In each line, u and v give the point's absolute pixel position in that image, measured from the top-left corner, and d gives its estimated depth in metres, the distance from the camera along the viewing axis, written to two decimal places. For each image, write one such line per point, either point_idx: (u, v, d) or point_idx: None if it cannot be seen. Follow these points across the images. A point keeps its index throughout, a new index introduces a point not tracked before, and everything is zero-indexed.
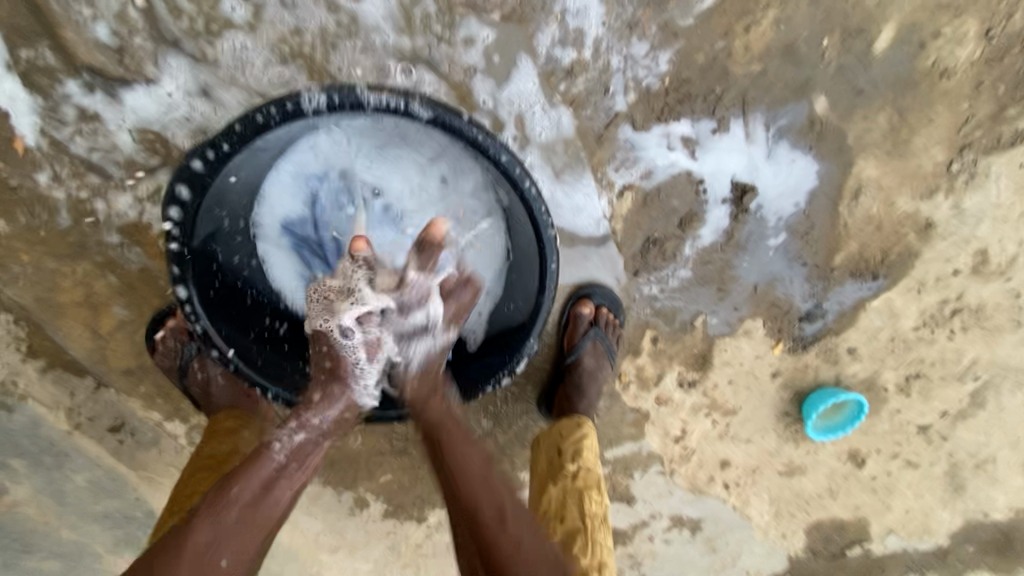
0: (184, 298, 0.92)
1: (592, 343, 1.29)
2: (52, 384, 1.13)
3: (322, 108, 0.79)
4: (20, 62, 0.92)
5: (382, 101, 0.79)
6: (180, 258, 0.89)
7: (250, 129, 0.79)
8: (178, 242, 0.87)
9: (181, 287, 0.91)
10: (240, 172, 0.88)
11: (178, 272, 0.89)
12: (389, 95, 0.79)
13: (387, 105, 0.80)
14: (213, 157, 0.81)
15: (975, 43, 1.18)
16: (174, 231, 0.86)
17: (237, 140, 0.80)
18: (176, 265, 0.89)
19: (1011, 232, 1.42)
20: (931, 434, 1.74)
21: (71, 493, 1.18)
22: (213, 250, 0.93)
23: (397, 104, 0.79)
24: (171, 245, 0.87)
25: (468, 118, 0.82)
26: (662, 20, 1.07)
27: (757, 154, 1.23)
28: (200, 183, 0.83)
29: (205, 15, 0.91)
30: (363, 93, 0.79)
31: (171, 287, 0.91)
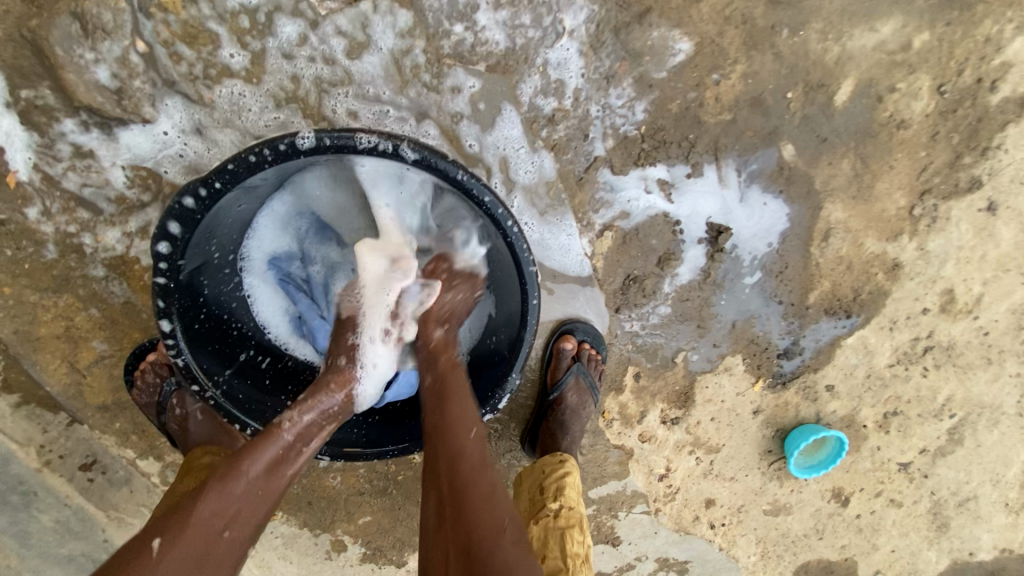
0: (168, 331, 0.90)
1: (575, 380, 1.30)
2: (25, 420, 1.11)
3: (314, 149, 0.80)
4: (18, 101, 0.94)
5: (371, 144, 0.81)
6: (166, 291, 0.87)
7: (243, 167, 0.80)
8: (164, 275, 0.85)
9: (166, 321, 0.89)
10: (229, 209, 0.89)
11: (163, 305, 0.88)
12: (378, 138, 0.81)
13: (376, 147, 0.82)
14: (203, 193, 0.80)
15: (929, 97, 1.26)
16: (161, 265, 0.84)
17: (230, 178, 0.81)
18: (161, 299, 0.87)
19: (975, 273, 1.49)
20: (912, 471, 1.76)
21: (36, 535, 1.12)
22: (200, 284, 0.92)
23: (387, 146, 0.82)
24: (158, 279, 0.86)
25: (455, 161, 0.84)
26: (637, 73, 1.13)
27: (730, 197, 1.29)
28: (190, 219, 0.82)
29: (202, 61, 0.94)
30: (356, 135, 0.81)
31: (155, 320, 0.89)
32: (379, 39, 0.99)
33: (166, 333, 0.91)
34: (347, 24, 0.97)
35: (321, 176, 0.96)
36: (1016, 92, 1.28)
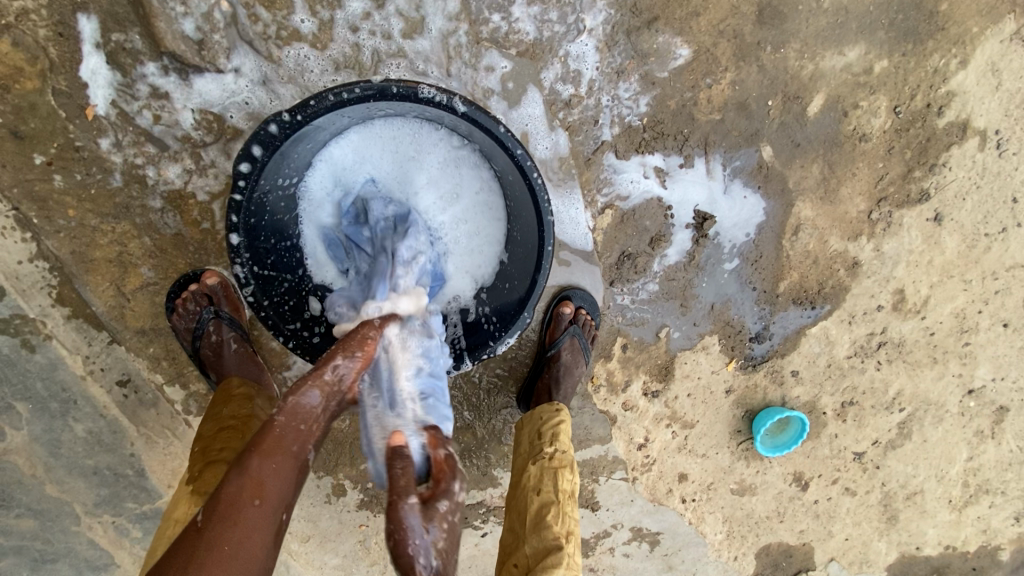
0: (235, 243, 1.03)
1: (570, 339, 1.45)
2: (75, 332, 1.20)
3: (381, 96, 0.94)
4: (108, 43, 1.07)
5: (429, 97, 0.96)
6: (239, 207, 0.99)
7: (321, 105, 0.94)
8: (241, 193, 0.98)
9: (236, 234, 1.01)
10: (296, 147, 1.01)
11: (236, 220, 1.00)
12: (435, 91, 0.96)
13: (432, 99, 0.96)
14: (285, 123, 0.93)
15: (886, 116, 1.48)
16: (239, 183, 0.97)
17: (308, 114, 0.94)
18: (235, 213, 0.99)
19: (923, 276, 1.69)
20: (866, 461, 1.93)
21: (67, 444, 1.22)
22: (265, 207, 1.05)
23: (442, 99, 0.96)
24: (234, 195, 0.98)
25: (496, 119, 0.99)
26: (643, 71, 1.31)
27: (716, 188, 1.47)
28: (270, 145, 0.95)
29: (277, 23, 1.09)
30: (418, 87, 0.95)
31: (225, 233, 1.02)
32: (430, 19, 1.16)
33: (233, 245, 1.03)
34: (404, 4, 1.13)
35: (372, 127, 1.12)
36: (958, 118, 1.50)
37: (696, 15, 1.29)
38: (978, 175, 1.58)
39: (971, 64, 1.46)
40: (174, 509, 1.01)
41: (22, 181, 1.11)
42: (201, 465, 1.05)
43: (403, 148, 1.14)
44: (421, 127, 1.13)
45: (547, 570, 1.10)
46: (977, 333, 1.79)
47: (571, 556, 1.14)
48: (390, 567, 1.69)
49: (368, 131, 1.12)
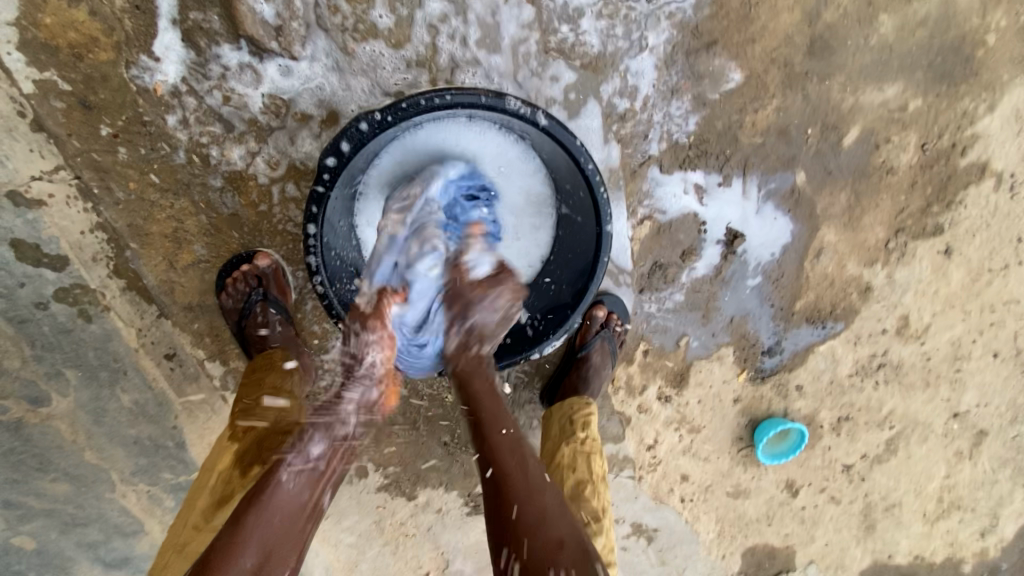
0: (312, 233, 1.07)
1: (600, 343, 1.51)
2: (127, 305, 1.21)
3: (471, 103, 1.01)
4: (185, 20, 1.07)
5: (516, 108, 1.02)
6: (320, 198, 1.04)
7: (412, 108, 0.99)
8: (325, 185, 1.03)
9: (313, 224, 1.06)
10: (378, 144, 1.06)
11: (314, 210, 1.05)
12: (523, 104, 1.02)
13: (518, 111, 1.02)
14: (376, 122, 0.99)
15: (914, 151, 1.54)
16: (325, 175, 1.02)
17: (399, 114, 0.99)
18: (316, 204, 1.04)
19: (927, 304, 1.78)
20: (853, 473, 2.04)
21: (111, 413, 1.24)
22: (340, 197, 1.08)
23: (527, 112, 1.03)
24: (318, 187, 1.03)
25: (573, 133, 1.06)
26: (696, 91, 1.35)
27: (749, 208, 1.53)
28: (359, 141, 1.01)
29: (355, 16, 1.11)
30: (510, 100, 1.01)
31: (303, 223, 1.06)
32: (504, 25, 1.18)
33: (309, 234, 1.07)
34: (481, 10, 1.16)
35: (440, 127, 1.11)
36: (978, 159, 1.58)
37: (752, 41, 1.33)
38: (989, 214, 1.66)
39: (998, 109, 1.53)
40: (217, 461, 1.08)
41: (86, 151, 1.12)
42: (244, 428, 1.11)
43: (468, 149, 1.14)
44: (488, 131, 1.13)
45: (591, 538, 1.20)
46: (968, 360, 1.90)
47: (607, 528, 1.24)
48: (402, 548, 1.74)
49: (437, 131, 1.11)
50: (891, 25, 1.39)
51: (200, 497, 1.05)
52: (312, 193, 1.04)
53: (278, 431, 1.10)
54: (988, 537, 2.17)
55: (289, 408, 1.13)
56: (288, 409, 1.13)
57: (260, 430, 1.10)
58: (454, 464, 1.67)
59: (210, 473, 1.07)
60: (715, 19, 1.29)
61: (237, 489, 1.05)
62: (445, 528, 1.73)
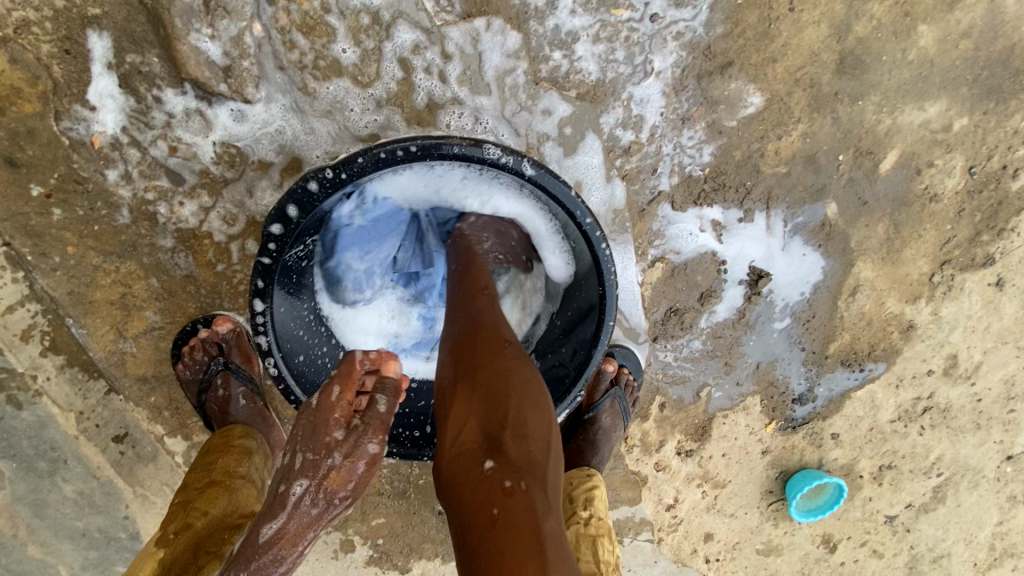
0: (260, 310, 0.92)
1: (611, 402, 1.34)
2: (69, 383, 1.07)
3: (441, 154, 0.84)
4: (121, 64, 0.94)
5: (497, 157, 0.85)
6: (266, 271, 0.89)
7: (371, 164, 0.83)
8: (271, 257, 0.87)
9: (260, 300, 0.91)
10: (335, 202, 0.91)
11: (261, 285, 0.90)
12: (505, 153, 0.85)
13: (500, 161, 0.86)
14: (328, 181, 0.83)
15: (960, 176, 1.36)
16: (269, 245, 0.86)
17: (356, 170, 0.83)
18: (262, 278, 0.89)
19: (978, 341, 1.58)
20: (897, 524, 1.82)
21: (54, 504, 1.09)
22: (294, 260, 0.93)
23: (510, 161, 0.85)
24: (262, 259, 0.87)
25: (566, 182, 0.89)
26: (710, 119, 1.19)
27: (774, 244, 1.36)
28: (308, 204, 0.85)
29: (315, 52, 0.97)
30: (492, 149, 0.84)
31: (249, 298, 0.92)
32: (487, 56, 1.04)
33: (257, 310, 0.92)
34: (460, 40, 1.02)
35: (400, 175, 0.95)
36: None
37: (773, 60, 1.17)
38: None
39: None
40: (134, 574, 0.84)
41: (16, 214, 0.99)
42: (176, 528, 0.89)
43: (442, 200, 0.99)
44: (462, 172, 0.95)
45: None
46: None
47: None
48: None
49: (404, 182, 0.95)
50: (930, 38, 1.22)
51: None
52: (257, 265, 0.89)
53: (220, 530, 0.91)
54: None
55: (238, 500, 0.95)
56: (238, 501, 0.95)
57: (197, 531, 0.89)
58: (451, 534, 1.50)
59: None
60: (730, 38, 1.13)
61: None
62: None
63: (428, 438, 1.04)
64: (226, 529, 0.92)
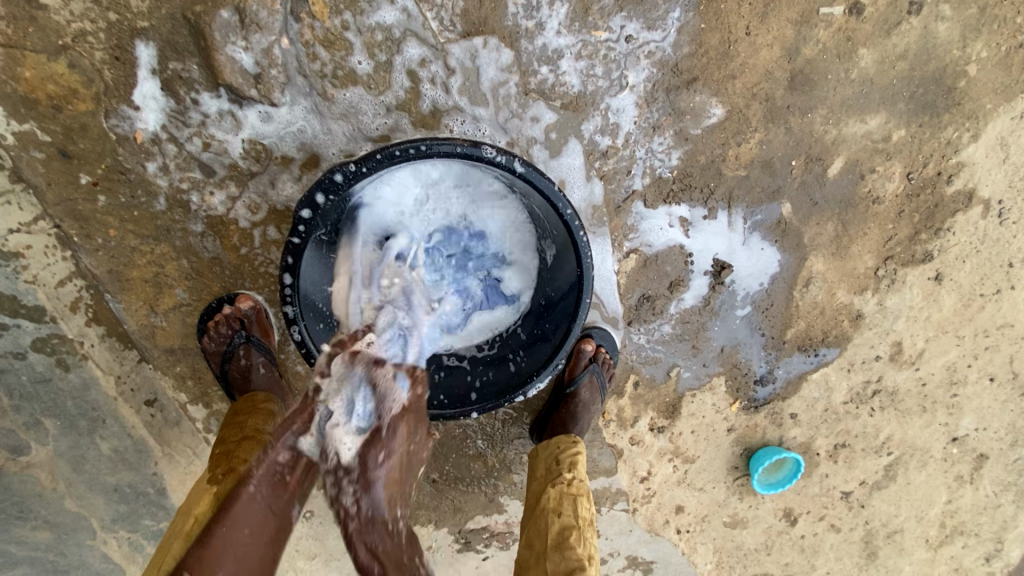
0: (289, 282, 1.07)
1: (589, 378, 1.50)
2: (108, 351, 1.21)
3: (446, 153, 1.00)
4: (164, 70, 1.07)
5: (494, 157, 1.01)
6: (296, 249, 1.05)
7: (386, 159, 0.99)
8: (300, 236, 1.03)
9: (290, 274, 1.07)
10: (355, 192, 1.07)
11: (291, 261, 1.05)
12: (500, 153, 1.01)
13: (496, 160, 1.02)
14: (350, 174, 0.98)
15: (899, 181, 1.54)
16: (300, 227, 1.02)
17: (374, 165, 0.99)
18: (292, 254, 1.04)
19: (920, 330, 1.75)
20: (852, 500, 1.99)
21: (91, 461, 1.24)
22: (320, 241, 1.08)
23: (503, 160, 1.01)
24: (294, 238, 1.03)
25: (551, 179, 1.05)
26: (678, 127, 1.35)
27: (736, 239, 1.53)
28: (333, 192, 1.01)
29: (334, 63, 1.11)
30: (488, 150, 1.00)
31: (279, 273, 1.07)
32: (483, 69, 1.19)
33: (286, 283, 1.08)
34: (460, 55, 1.17)
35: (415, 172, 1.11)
36: (965, 187, 1.57)
37: (733, 77, 1.33)
38: (978, 241, 1.64)
39: (982, 138, 1.51)
40: (195, 504, 1.00)
41: (65, 200, 1.12)
42: (224, 471, 1.05)
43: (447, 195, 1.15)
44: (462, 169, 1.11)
45: None
46: (965, 385, 1.85)
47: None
48: None
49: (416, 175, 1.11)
50: (871, 59, 1.39)
51: (169, 548, 0.96)
52: (288, 243, 1.04)
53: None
54: (992, 562, 2.09)
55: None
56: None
57: (238, 475, 1.04)
58: (444, 501, 1.65)
59: (184, 519, 1.00)
60: (695, 57, 1.30)
61: (210, 537, 0.94)
62: (436, 565, 1.70)
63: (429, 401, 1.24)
64: None
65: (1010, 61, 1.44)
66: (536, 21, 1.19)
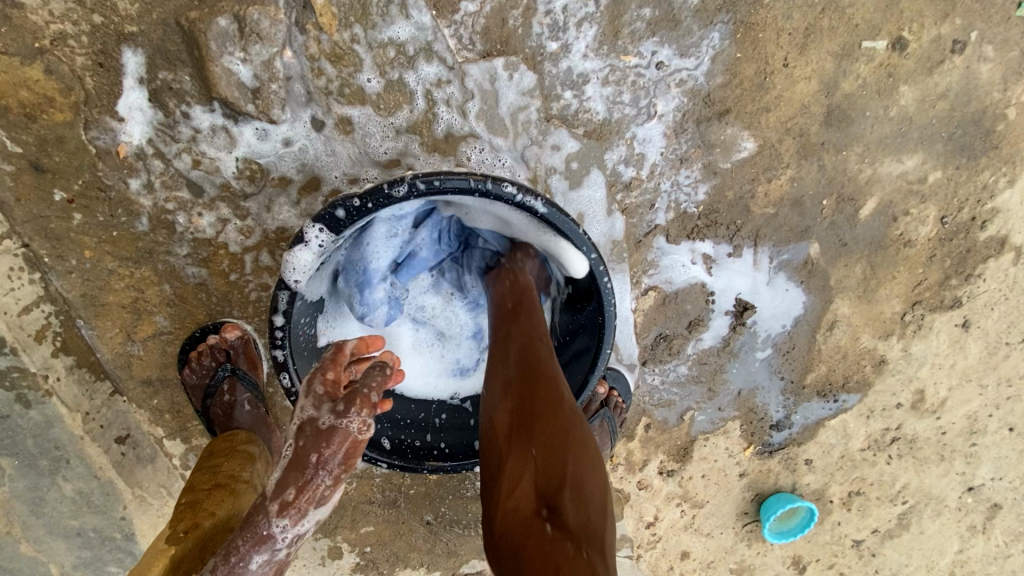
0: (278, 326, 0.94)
1: (600, 423, 1.40)
2: (77, 384, 1.09)
3: (464, 189, 0.88)
4: (153, 80, 0.97)
5: (518, 196, 0.90)
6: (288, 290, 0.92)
7: (395, 195, 0.86)
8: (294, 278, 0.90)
9: (280, 318, 0.94)
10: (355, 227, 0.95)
11: (282, 304, 0.92)
12: (524, 192, 0.89)
13: (520, 198, 0.90)
14: (354, 210, 0.86)
15: (932, 224, 1.45)
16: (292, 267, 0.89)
17: (381, 200, 0.87)
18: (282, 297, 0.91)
19: (943, 378, 1.67)
20: (864, 549, 1.89)
21: (50, 504, 1.11)
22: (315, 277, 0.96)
23: (525, 199, 0.90)
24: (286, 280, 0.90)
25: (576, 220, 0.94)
26: (706, 160, 1.26)
27: (760, 279, 1.44)
28: (333, 229, 0.88)
29: (341, 79, 1.02)
30: (511, 187, 0.89)
31: (268, 316, 0.94)
32: (502, 92, 1.10)
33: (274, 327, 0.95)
34: (479, 76, 1.08)
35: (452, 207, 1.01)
36: (1000, 233, 1.48)
37: (766, 110, 1.25)
38: (1009, 288, 1.56)
39: (1020, 183, 1.43)
40: (148, 566, 0.89)
41: (37, 217, 1.01)
42: (186, 527, 0.94)
43: (482, 223, 1.07)
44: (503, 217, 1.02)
45: None
46: (984, 435, 1.77)
47: None
48: None
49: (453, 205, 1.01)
50: (912, 96, 1.31)
51: None
52: (279, 284, 0.91)
53: (222, 531, 0.96)
54: None
55: (241, 503, 1.00)
56: (242, 505, 1.00)
57: (204, 530, 0.94)
58: (438, 544, 1.54)
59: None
60: (728, 87, 1.21)
61: None
62: None
63: (427, 447, 1.13)
64: (229, 527, 0.96)
65: None
66: (562, 42, 1.10)
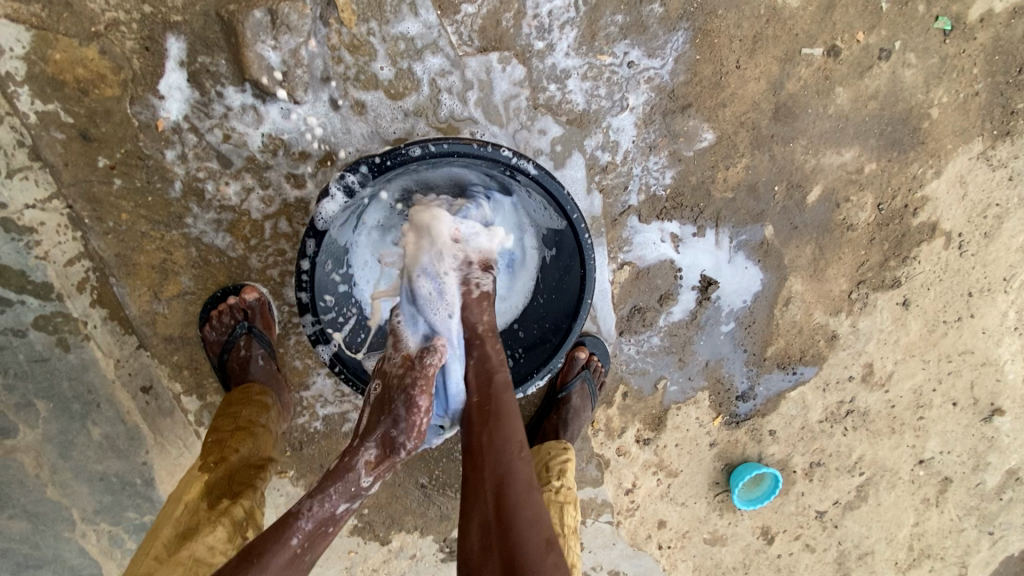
0: (305, 268, 1.09)
1: (580, 384, 1.55)
2: (110, 335, 1.20)
3: (467, 152, 1.05)
4: (193, 63, 1.12)
5: (512, 159, 1.08)
6: (316, 235, 1.08)
7: (410, 154, 1.04)
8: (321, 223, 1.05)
9: (307, 259, 1.09)
10: (372, 191, 1.12)
11: (310, 246, 1.08)
12: (517, 156, 1.08)
13: (514, 162, 1.08)
14: (375, 166, 1.03)
15: (871, 211, 1.66)
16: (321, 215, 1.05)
17: (398, 159, 1.04)
18: (312, 241, 1.08)
19: (889, 353, 1.85)
20: (826, 520, 2.02)
21: (79, 448, 1.23)
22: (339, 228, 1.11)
23: (518, 162, 1.08)
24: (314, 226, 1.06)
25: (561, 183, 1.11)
26: (672, 148, 1.45)
27: (722, 257, 1.62)
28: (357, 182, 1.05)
29: (357, 67, 1.18)
30: (507, 151, 1.07)
31: (297, 258, 1.09)
32: (496, 83, 1.27)
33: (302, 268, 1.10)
34: (476, 68, 1.25)
35: (455, 173, 1.17)
36: (929, 219, 1.69)
37: (723, 105, 1.45)
38: (942, 269, 1.75)
39: (943, 175, 1.65)
40: (187, 488, 1.00)
41: (81, 182, 1.14)
42: (215, 460, 1.05)
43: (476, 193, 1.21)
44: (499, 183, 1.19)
45: None
46: (930, 409, 1.94)
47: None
48: None
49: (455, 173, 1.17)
50: (846, 97, 1.52)
51: (158, 528, 0.96)
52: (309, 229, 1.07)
53: (247, 467, 1.05)
54: None
55: (262, 445, 1.10)
56: (260, 446, 1.10)
57: (230, 464, 1.04)
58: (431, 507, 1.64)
59: (174, 505, 0.98)
60: (690, 84, 1.41)
61: (202, 523, 0.95)
62: (418, 574, 1.68)
63: None
64: (251, 464, 1.06)
65: (967, 108, 1.59)
66: (547, 42, 1.28)
